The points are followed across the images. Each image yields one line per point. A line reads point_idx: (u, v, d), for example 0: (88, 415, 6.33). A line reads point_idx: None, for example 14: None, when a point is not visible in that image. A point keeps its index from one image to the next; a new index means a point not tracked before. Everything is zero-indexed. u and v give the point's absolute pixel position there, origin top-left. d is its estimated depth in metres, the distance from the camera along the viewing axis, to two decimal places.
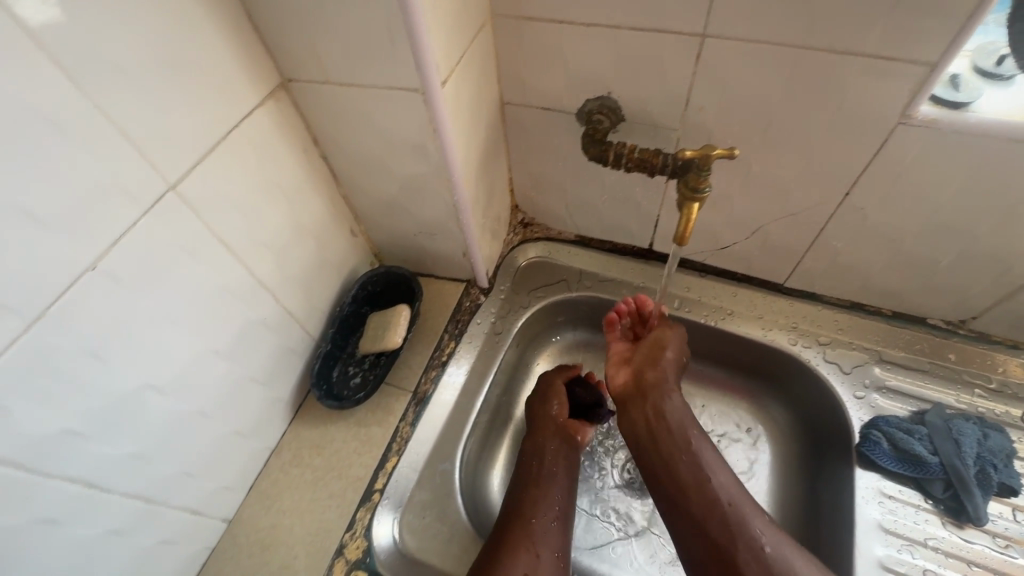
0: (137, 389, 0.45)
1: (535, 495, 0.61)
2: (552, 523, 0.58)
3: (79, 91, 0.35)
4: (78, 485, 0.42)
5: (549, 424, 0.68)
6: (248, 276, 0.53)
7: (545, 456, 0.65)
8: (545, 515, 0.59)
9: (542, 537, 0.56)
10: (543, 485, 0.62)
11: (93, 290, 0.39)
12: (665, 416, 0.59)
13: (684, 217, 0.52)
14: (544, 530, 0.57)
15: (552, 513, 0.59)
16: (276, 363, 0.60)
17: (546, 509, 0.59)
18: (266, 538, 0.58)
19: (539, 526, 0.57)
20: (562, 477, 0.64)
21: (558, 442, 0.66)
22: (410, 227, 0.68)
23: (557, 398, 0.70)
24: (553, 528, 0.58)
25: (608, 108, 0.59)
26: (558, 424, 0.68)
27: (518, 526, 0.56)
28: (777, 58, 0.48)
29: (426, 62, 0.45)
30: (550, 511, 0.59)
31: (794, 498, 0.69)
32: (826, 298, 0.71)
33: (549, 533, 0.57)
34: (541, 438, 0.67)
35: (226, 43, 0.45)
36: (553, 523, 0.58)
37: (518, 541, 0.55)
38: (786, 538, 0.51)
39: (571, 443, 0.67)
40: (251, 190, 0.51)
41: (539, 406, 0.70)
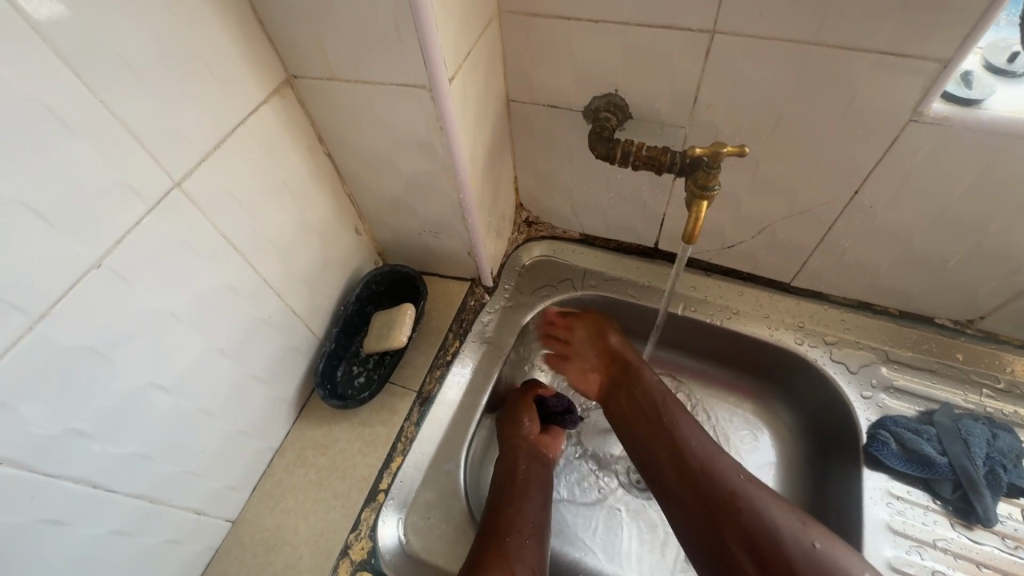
0: (141, 388, 0.44)
1: (510, 511, 0.58)
2: (527, 540, 0.56)
3: (84, 86, 0.35)
4: (82, 485, 0.41)
5: (521, 441, 0.65)
6: (252, 274, 0.53)
7: (516, 474, 0.63)
8: (520, 532, 0.56)
9: (519, 552, 0.55)
10: (517, 500, 0.60)
11: (98, 288, 0.39)
12: (639, 398, 0.65)
13: (693, 215, 0.52)
14: (520, 547, 0.55)
15: (527, 529, 0.57)
16: (280, 362, 0.60)
17: (521, 524, 0.57)
18: (271, 539, 0.58)
19: (514, 543, 0.55)
20: (535, 493, 0.62)
21: (530, 460, 0.64)
22: (415, 225, 0.67)
23: (527, 413, 0.68)
24: (529, 545, 0.56)
25: (615, 106, 0.58)
26: (528, 440, 0.66)
27: (498, 537, 0.55)
28: (788, 55, 0.48)
29: (433, 58, 0.45)
30: (525, 527, 0.57)
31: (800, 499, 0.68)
32: (833, 297, 0.71)
33: (525, 548, 0.55)
34: (514, 456, 0.64)
35: (232, 38, 0.44)
36: (529, 539, 0.57)
37: (493, 556, 0.53)
38: (772, 495, 0.53)
39: (543, 460, 0.66)
40: (256, 187, 0.51)
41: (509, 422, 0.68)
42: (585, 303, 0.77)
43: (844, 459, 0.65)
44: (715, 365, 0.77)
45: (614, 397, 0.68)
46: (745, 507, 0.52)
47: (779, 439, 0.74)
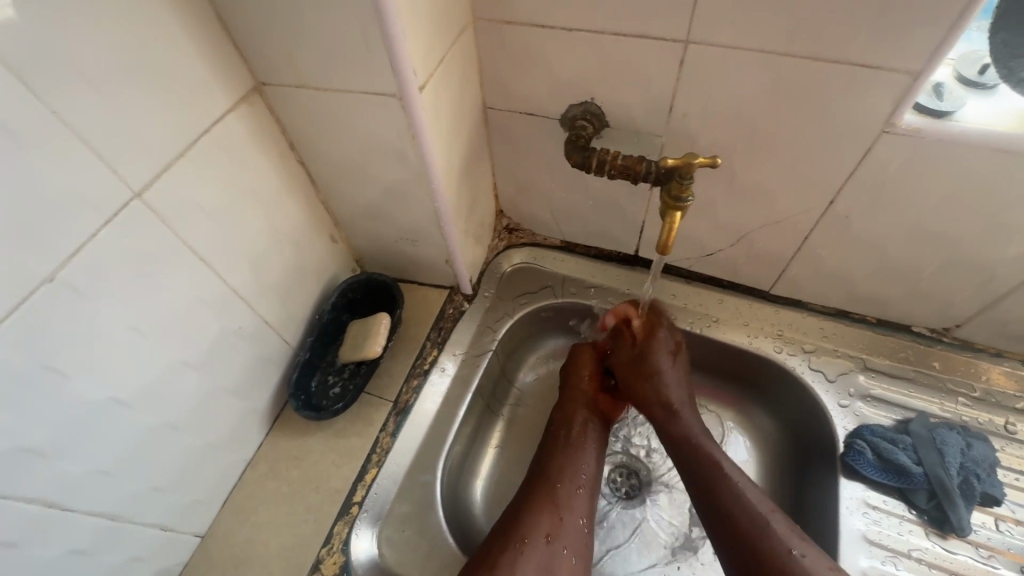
0: (101, 402, 0.43)
1: (562, 463, 0.60)
2: (579, 491, 0.58)
3: (34, 96, 0.34)
4: (37, 504, 0.40)
5: (579, 396, 0.66)
6: (221, 284, 0.52)
7: (572, 427, 0.63)
8: (572, 482, 0.58)
9: (568, 501, 0.56)
10: (573, 451, 0.61)
11: (52, 301, 0.38)
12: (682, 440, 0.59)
13: (667, 227, 0.51)
14: (570, 497, 0.57)
15: (580, 482, 0.59)
16: (252, 373, 0.59)
17: (573, 477, 0.59)
18: (241, 554, 0.57)
19: (564, 491, 0.57)
20: (592, 450, 0.62)
21: (587, 416, 0.65)
22: (392, 233, 0.67)
23: (589, 369, 0.68)
24: (580, 496, 0.58)
25: (591, 115, 0.58)
26: (587, 397, 0.66)
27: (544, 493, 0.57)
28: (761, 66, 0.48)
29: (403, 66, 0.44)
30: (579, 478, 0.59)
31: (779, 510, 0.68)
32: (812, 305, 0.71)
33: (578, 498, 0.57)
34: (572, 408, 0.65)
35: (194, 44, 0.43)
36: (579, 491, 0.58)
37: (543, 503, 0.55)
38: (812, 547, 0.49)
39: (600, 419, 0.65)
40: (224, 196, 0.50)
41: (570, 377, 0.68)
42: (565, 310, 0.77)
43: (823, 467, 0.64)
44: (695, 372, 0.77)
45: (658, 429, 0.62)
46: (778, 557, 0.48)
47: (758, 447, 0.73)
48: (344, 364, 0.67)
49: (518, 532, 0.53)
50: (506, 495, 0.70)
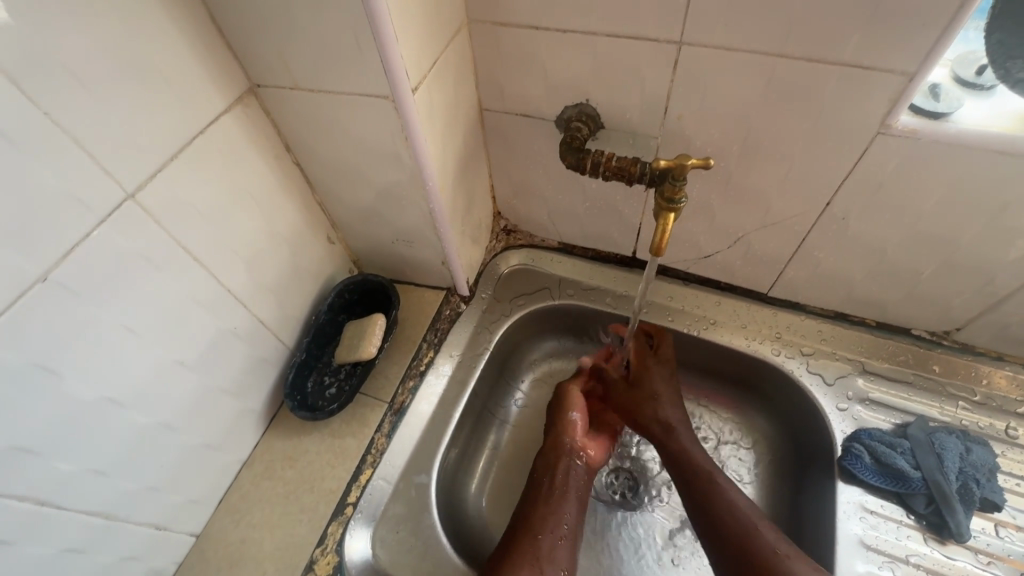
0: (95, 403, 0.43)
1: (543, 513, 0.58)
2: (560, 543, 0.56)
3: (28, 98, 0.34)
4: (30, 503, 0.40)
5: (563, 443, 0.64)
6: (216, 285, 0.52)
7: (557, 473, 0.61)
8: (554, 533, 0.56)
9: (549, 554, 0.54)
10: (555, 501, 0.59)
11: (45, 301, 0.38)
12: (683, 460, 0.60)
13: (661, 228, 0.51)
14: (551, 549, 0.55)
15: (562, 534, 0.57)
16: (247, 374, 0.59)
17: (554, 526, 0.57)
18: (235, 554, 0.57)
19: (545, 543, 0.55)
20: (573, 500, 0.60)
21: (570, 462, 0.63)
22: (388, 234, 0.67)
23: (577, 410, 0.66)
24: (561, 547, 0.56)
25: (586, 116, 0.58)
26: (572, 441, 0.64)
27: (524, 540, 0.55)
28: (754, 66, 0.47)
29: (396, 69, 0.44)
30: (561, 529, 0.57)
31: (778, 514, 0.67)
32: (811, 307, 0.70)
33: (559, 551, 0.55)
34: (555, 456, 0.63)
35: (188, 46, 0.44)
36: (561, 542, 0.56)
37: (524, 554, 0.54)
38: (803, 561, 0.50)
39: (583, 466, 0.64)
40: (218, 198, 0.50)
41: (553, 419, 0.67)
42: (563, 312, 0.77)
43: (819, 469, 0.64)
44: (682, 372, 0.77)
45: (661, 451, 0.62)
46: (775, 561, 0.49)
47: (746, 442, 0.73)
48: (340, 365, 0.67)
49: None
50: (509, 497, 0.70)
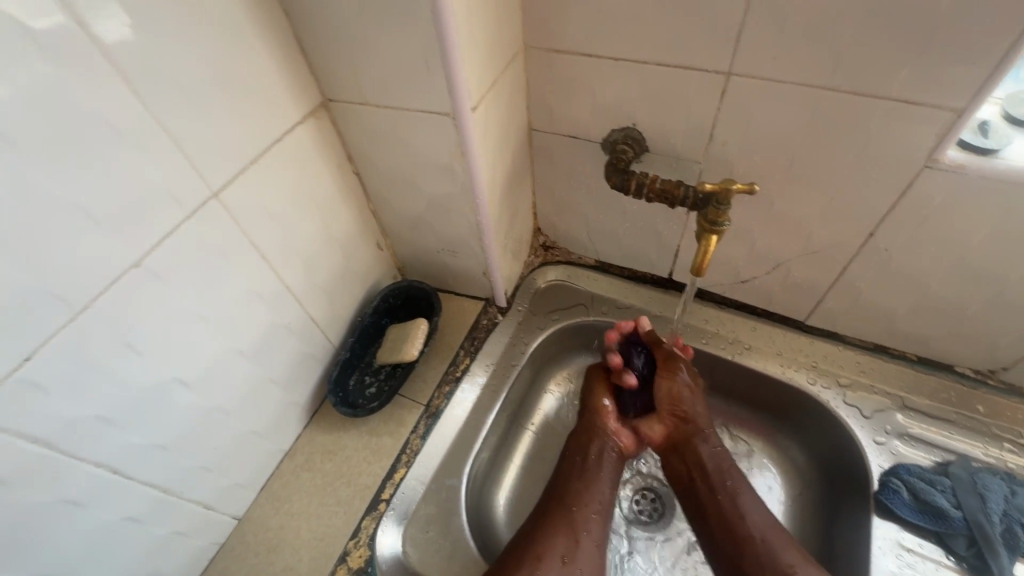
0: (166, 383, 0.47)
1: (579, 488, 0.61)
2: (593, 516, 0.59)
3: (141, 104, 0.39)
4: (101, 469, 0.43)
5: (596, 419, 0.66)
6: (278, 281, 0.56)
7: (590, 452, 0.64)
8: (587, 507, 0.59)
9: (584, 525, 0.58)
10: (589, 475, 0.62)
11: (135, 286, 0.42)
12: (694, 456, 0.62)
13: (703, 249, 0.53)
14: (585, 521, 0.58)
15: (596, 508, 0.59)
16: (296, 367, 0.62)
17: (589, 501, 0.60)
18: (272, 540, 0.59)
19: (580, 516, 0.58)
20: (608, 475, 0.63)
21: (603, 444, 0.65)
22: (434, 244, 0.70)
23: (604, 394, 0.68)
24: (595, 521, 0.59)
25: (633, 139, 0.60)
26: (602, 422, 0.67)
27: (560, 512, 0.58)
28: (801, 98, 0.49)
29: (459, 88, 0.48)
30: (594, 504, 0.60)
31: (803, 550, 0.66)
32: (849, 338, 0.70)
33: (592, 523, 0.58)
34: (588, 436, 0.66)
35: (274, 63, 0.48)
36: (595, 516, 0.59)
37: (559, 524, 0.57)
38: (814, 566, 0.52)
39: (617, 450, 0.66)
40: (286, 201, 0.54)
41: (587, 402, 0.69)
42: (597, 328, 0.78)
43: (855, 503, 0.63)
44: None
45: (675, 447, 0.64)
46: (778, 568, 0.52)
47: (770, 463, 0.73)
48: (380, 366, 0.70)
49: (534, 551, 0.54)
50: (529, 507, 0.71)
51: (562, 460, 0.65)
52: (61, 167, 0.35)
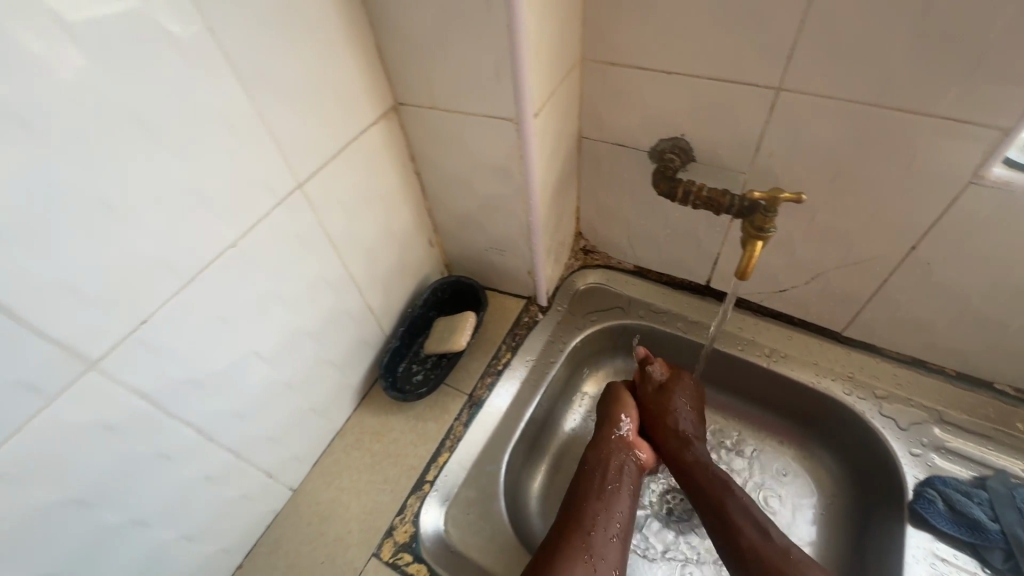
0: (246, 354, 0.51)
1: (596, 509, 0.60)
2: (611, 539, 0.58)
3: (251, 101, 0.43)
4: (189, 429, 0.48)
5: (614, 438, 0.67)
6: (343, 270, 0.60)
7: (608, 471, 0.64)
8: (606, 531, 0.58)
9: (601, 548, 0.56)
10: (607, 497, 0.61)
11: (232, 262, 0.46)
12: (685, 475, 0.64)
13: (748, 253, 0.55)
14: (603, 543, 0.57)
15: (614, 531, 0.58)
16: (352, 351, 0.67)
17: (606, 523, 0.59)
18: (324, 511, 0.63)
19: (596, 538, 0.57)
20: (625, 495, 0.62)
21: (623, 459, 0.65)
22: (483, 242, 0.74)
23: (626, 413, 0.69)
24: (613, 544, 0.57)
25: (680, 148, 0.63)
26: (619, 438, 0.67)
27: (577, 534, 0.57)
28: (849, 114, 0.51)
29: (524, 96, 0.51)
30: (612, 527, 0.59)
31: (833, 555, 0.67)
32: (887, 351, 0.71)
33: (610, 547, 0.57)
34: (607, 451, 0.66)
35: (357, 69, 0.53)
36: (613, 539, 0.58)
37: (576, 547, 0.56)
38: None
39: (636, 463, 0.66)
40: (356, 196, 0.58)
41: (606, 417, 0.70)
42: (633, 330, 0.81)
43: (888, 509, 0.64)
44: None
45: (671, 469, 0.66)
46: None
47: (797, 469, 0.75)
48: (427, 355, 0.74)
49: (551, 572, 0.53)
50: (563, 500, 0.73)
51: (580, 479, 0.65)
52: (183, 152, 0.39)
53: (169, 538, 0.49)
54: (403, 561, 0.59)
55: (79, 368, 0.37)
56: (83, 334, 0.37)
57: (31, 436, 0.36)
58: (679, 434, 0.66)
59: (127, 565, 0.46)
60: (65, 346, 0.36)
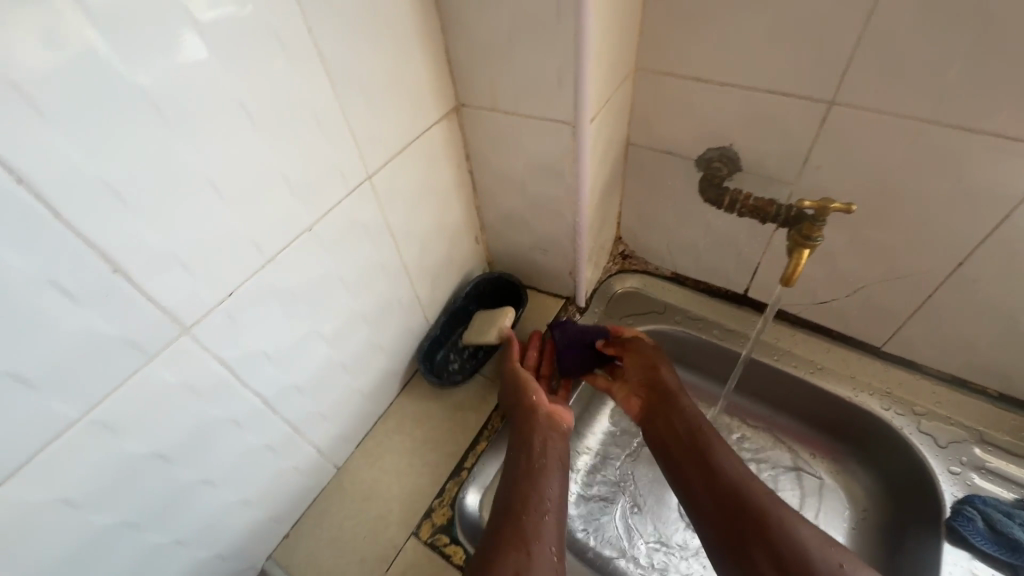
0: (310, 334, 0.54)
1: (527, 491, 0.57)
2: (545, 520, 0.55)
3: (335, 94, 0.46)
4: (256, 399, 0.51)
5: (536, 412, 0.64)
6: (399, 259, 0.63)
7: (533, 448, 0.61)
8: (538, 512, 0.55)
9: (535, 534, 0.53)
10: (535, 476, 0.58)
11: (306, 245, 0.50)
12: (673, 422, 0.64)
13: (794, 262, 0.57)
14: (537, 528, 0.53)
15: (547, 510, 0.56)
16: (399, 339, 0.70)
17: (539, 504, 0.56)
18: (366, 490, 0.66)
19: (531, 522, 0.54)
20: (555, 472, 0.59)
21: (547, 432, 0.62)
22: (528, 241, 0.76)
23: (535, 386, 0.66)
24: (548, 526, 0.54)
25: (727, 158, 0.65)
26: (541, 411, 0.64)
27: (509, 523, 0.54)
28: (901, 129, 0.53)
29: (583, 101, 0.54)
30: (545, 505, 0.56)
31: (864, 544, 0.70)
32: (927, 368, 0.71)
33: (545, 528, 0.54)
34: (529, 427, 0.62)
35: (426, 69, 0.56)
36: (547, 521, 0.55)
37: (510, 537, 0.52)
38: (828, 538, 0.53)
39: (561, 431, 0.64)
40: (415, 189, 0.62)
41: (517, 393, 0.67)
42: (668, 336, 0.82)
43: (926, 520, 0.64)
44: (718, 386, 0.83)
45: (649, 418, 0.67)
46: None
47: (829, 479, 0.76)
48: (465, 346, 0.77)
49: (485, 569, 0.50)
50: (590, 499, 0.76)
51: (508, 461, 0.62)
52: (271, 137, 0.42)
53: (231, 501, 0.53)
54: (441, 542, 0.62)
55: (176, 332, 0.41)
56: (181, 301, 0.40)
57: (131, 390, 0.39)
58: (660, 390, 0.66)
59: (195, 522, 0.50)
60: (167, 311, 0.40)
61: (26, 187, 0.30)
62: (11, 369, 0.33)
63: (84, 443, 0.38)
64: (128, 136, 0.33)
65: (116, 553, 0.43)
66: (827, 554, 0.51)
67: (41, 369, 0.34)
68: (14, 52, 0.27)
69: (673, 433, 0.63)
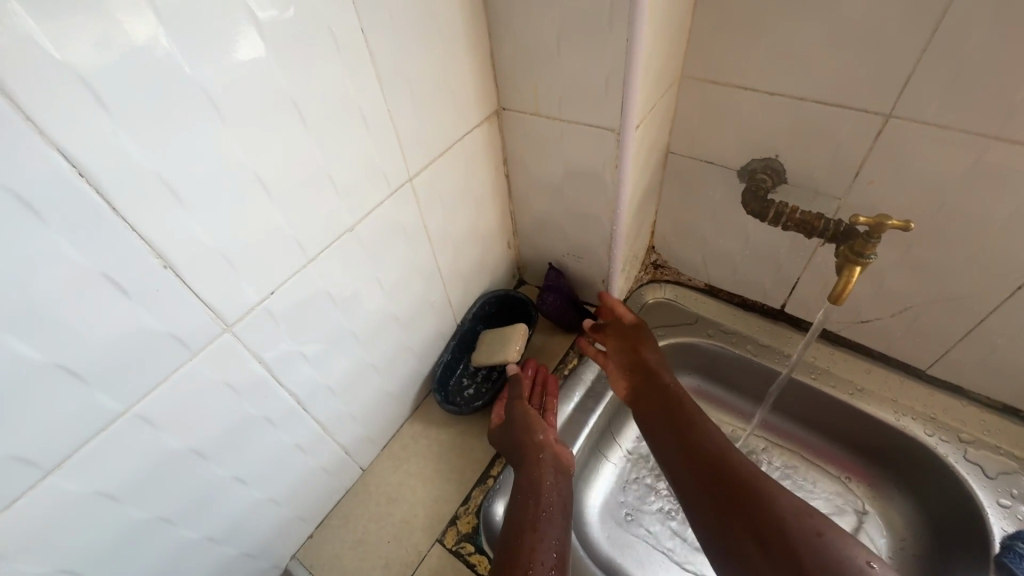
0: (346, 332, 0.54)
1: (531, 543, 0.54)
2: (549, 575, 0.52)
3: (383, 95, 0.46)
4: (291, 398, 0.50)
5: (545, 457, 0.61)
6: (433, 263, 0.63)
7: (541, 495, 0.58)
8: (541, 566, 0.52)
9: None
10: (540, 528, 0.55)
11: (347, 245, 0.49)
12: (662, 404, 0.65)
13: (843, 279, 0.55)
14: None
15: (551, 566, 0.53)
16: (429, 342, 0.69)
17: (543, 555, 0.53)
18: (391, 493, 0.66)
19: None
20: (559, 523, 0.57)
21: (553, 477, 0.60)
22: (562, 248, 0.75)
23: (544, 429, 0.64)
24: None
25: (772, 170, 0.63)
26: (549, 456, 0.62)
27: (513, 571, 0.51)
28: (962, 145, 0.50)
29: (629, 110, 0.53)
30: (549, 559, 0.53)
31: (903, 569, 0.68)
32: (976, 395, 0.68)
33: None
34: (538, 472, 0.60)
35: (471, 73, 0.56)
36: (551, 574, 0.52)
37: None
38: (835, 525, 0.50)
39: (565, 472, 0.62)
40: (454, 193, 0.61)
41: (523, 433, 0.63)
42: (700, 350, 0.80)
43: (971, 550, 0.62)
44: (751, 404, 0.82)
45: (636, 403, 0.68)
46: (773, 536, 0.50)
47: (862, 502, 0.74)
48: (478, 368, 0.75)
49: None
50: (618, 512, 0.75)
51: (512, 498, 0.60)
52: (319, 136, 0.42)
53: (261, 499, 0.53)
54: (465, 550, 0.60)
55: (219, 329, 0.41)
56: (225, 297, 0.40)
57: (173, 386, 0.39)
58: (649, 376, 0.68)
59: (227, 518, 0.50)
60: (212, 308, 0.40)
61: (88, 181, 0.30)
62: (63, 362, 0.33)
63: (125, 437, 0.38)
64: (187, 133, 0.33)
65: (150, 548, 0.43)
66: (804, 523, 0.50)
67: (90, 361, 0.34)
68: (82, 46, 0.27)
69: (661, 416, 0.64)
